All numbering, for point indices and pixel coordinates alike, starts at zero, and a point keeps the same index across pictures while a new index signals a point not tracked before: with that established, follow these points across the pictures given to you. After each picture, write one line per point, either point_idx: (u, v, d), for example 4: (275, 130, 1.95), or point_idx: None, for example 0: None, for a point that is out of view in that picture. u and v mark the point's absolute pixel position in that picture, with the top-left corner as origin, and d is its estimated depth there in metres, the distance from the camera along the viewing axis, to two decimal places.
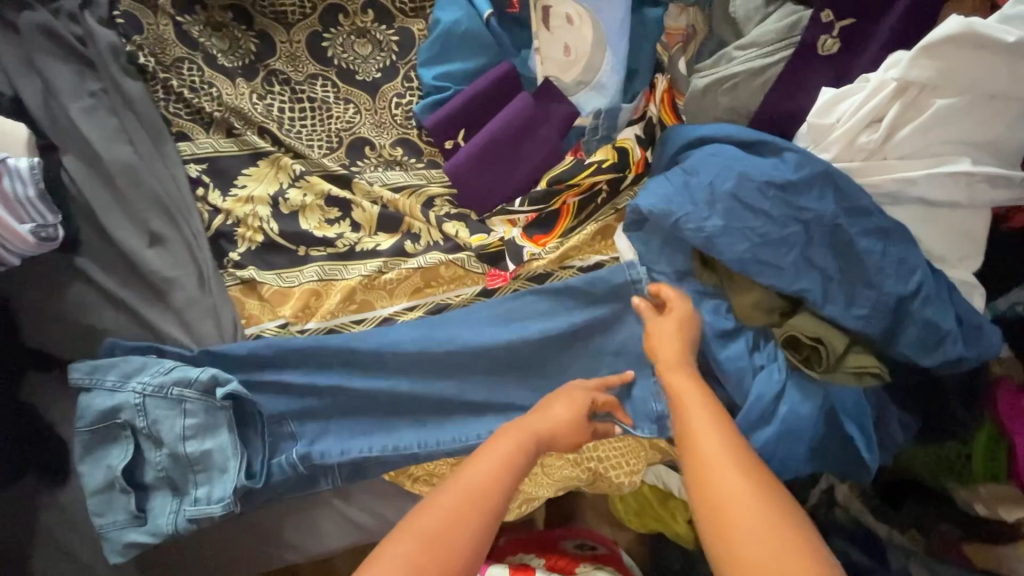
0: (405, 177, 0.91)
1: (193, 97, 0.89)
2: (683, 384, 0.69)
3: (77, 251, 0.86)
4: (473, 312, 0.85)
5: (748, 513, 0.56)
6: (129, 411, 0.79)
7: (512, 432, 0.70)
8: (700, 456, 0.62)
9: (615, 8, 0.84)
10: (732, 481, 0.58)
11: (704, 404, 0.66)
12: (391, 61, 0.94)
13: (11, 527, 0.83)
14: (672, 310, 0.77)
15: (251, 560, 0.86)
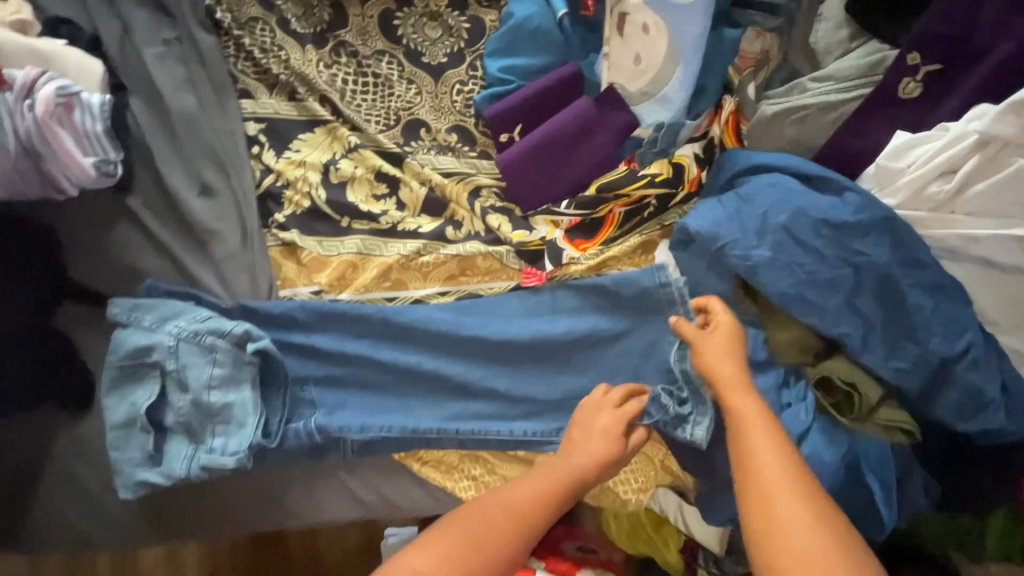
0: (455, 164, 0.90)
1: (263, 57, 0.91)
2: (750, 420, 0.66)
3: (129, 191, 0.88)
4: (505, 307, 0.86)
5: (802, 546, 0.57)
6: (161, 352, 0.80)
7: (545, 474, 0.74)
8: (757, 478, 0.62)
9: (695, 23, 0.80)
10: (789, 518, 0.59)
11: (771, 443, 0.64)
12: (459, 47, 0.92)
13: (32, 446, 0.86)
14: (720, 321, 0.73)
15: (250, 519, 0.87)
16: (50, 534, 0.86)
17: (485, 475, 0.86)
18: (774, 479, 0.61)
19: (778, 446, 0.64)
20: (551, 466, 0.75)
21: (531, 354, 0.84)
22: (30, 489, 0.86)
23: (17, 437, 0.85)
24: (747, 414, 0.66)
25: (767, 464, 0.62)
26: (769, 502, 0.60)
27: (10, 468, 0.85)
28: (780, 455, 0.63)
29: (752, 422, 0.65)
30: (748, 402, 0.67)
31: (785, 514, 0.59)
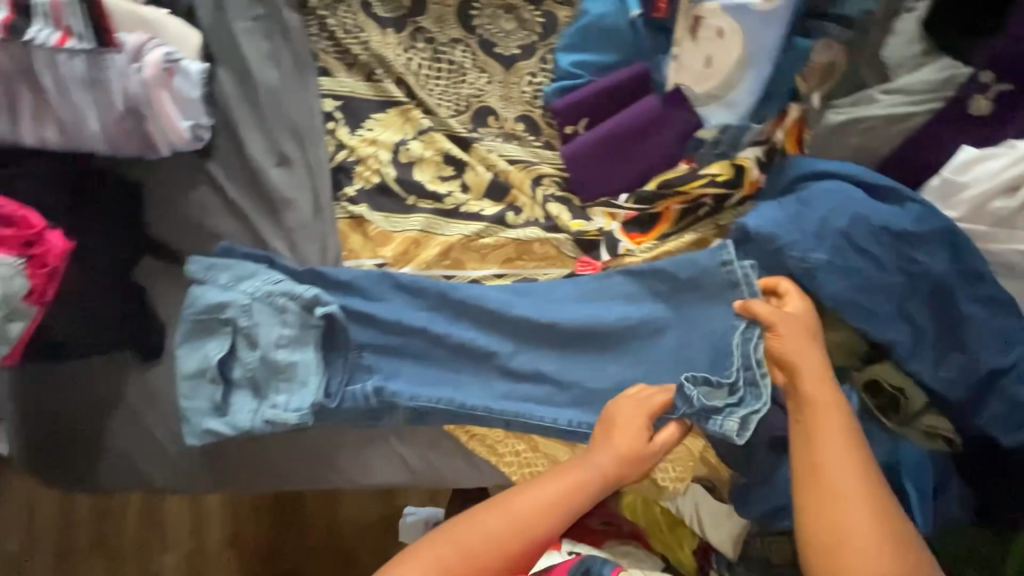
0: (520, 152, 0.94)
1: (345, 38, 0.95)
2: (827, 409, 0.70)
3: (209, 156, 0.93)
4: (558, 292, 0.89)
5: (863, 539, 0.64)
6: (235, 309, 0.85)
7: (569, 471, 0.77)
8: (825, 470, 0.67)
9: (770, 32, 0.82)
10: (853, 513, 0.65)
11: (841, 438, 0.69)
12: (532, 41, 0.95)
13: (106, 389, 0.92)
14: (793, 307, 0.76)
15: (301, 475, 0.92)
16: (119, 471, 0.93)
17: (528, 451, 0.90)
18: (838, 464, 0.67)
19: (848, 443, 0.68)
20: (561, 476, 0.77)
21: (579, 340, 0.88)
22: (102, 428, 0.92)
23: (94, 378, 0.92)
24: (822, 407, 0.70)
25: (836, 450, 0.68)
26: (834, 489, 0.66)
27: (88, 405, 0.92)
28: (848, 452, 0.68)
29: (826, 417, 0.70)
30: (825, 391, 0.71)
31: (850, 509, 0.65)
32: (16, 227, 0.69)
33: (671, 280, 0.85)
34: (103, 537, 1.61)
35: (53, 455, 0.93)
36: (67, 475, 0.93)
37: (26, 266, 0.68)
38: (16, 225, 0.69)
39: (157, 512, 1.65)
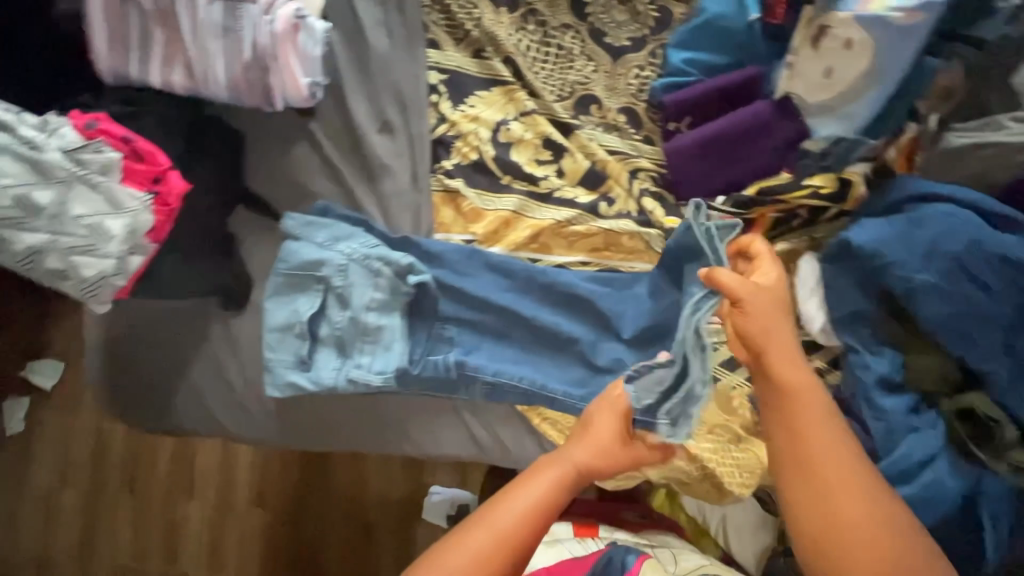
0: (619, 144, 0.94)
1: (458, 12, 0.95)
2: (796, 385, 0.72)
3: (312, 116, 0.94)
4: (644, 288, 0.90)
5: (856, 522, 0.67)
6: (331, 268, 0.86)
7: (555, 466, 0.76)
8: (815, 464, 0.69)
9: (904, 49, 0.78)
10: (849, 509, 0.67)
11: (829, 429, 0.71)
12: (643, 34, 0.95)
13: (190, 332, 0.94)
14: (763, 277, 0.75)
15: (369, 439, 0.93)
16: (193, 415, 0.95)
17: None
18: (828, 459, 0.69)
19: (837, 431, 0.70)
20: (540, 473, 0.76)
21: (643, 335, 0.88)
22: (182, 371, 0.94)
23: (180, 321, 0.94)
24: (810, 395, 0.72)
25: (807, 425, 0.71)
26: (823, 480, 0.69)
27: (172, 346, 0.94)
28: (837, 441, 0.70)
29: (814, 406, 0.71)
30: (801, 373, 0.72)
31: (841, 499, 0.68)
32: (144, 163, 0.69)
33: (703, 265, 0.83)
34: (134, 479, 1.69)
35: (131, 392, 0.96)
36: (142, 413, 0.96)
37: (152, 203, 0.69)
38: (146, 160, 0.69)
39: (189, 461, 1.68)
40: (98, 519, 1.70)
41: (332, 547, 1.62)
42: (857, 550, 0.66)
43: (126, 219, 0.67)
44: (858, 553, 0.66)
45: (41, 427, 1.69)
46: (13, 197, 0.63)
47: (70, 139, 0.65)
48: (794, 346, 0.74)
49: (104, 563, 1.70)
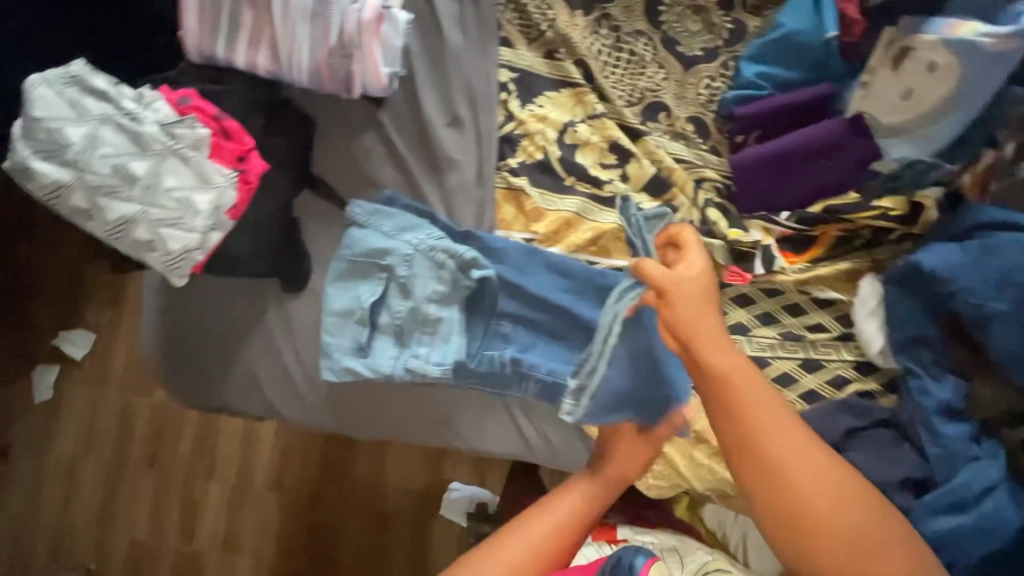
0: (686, 152, 0.94)
1: (533, 12, 0.96)
2: (734, 376, 0.73)
3: (382, 106, 0.95)
4: None
5: (811, 502, 0.71)
6: (396, 257, 0.87)
7: (588, 481, 0.86)
8: (763, 455, 0.72)
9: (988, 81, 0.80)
10: (802, 487, 0.71)
11: (770, 413, 0.73)
12: (716, 45, 0.95)
13: (246, 312, 0.94)
14: (687, 265, 0.76)
15: (416, 429, 0.94)
16: (246, 393, 0.95)
17: None
18: (772, 443, 0.72)
19: (774, 413, 0.73)
20: (580, 489, 0.86)
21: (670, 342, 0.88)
22: (236, 349, 0.95)
23: (237, 300, 0.94)
24: (741, 382, 0.73)
25: (750, 415, 0.73)
26: (776, 471, 0.72)
27: (228, 324, 0.95)
28: (776, 423, 0.73)
29: (750, 393, 0.73)
30: (729, 358, 0.74)
31: (796, 483, 0.71)
32: (230, 141, 0.71)
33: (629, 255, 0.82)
34: (156, 455, 1.69)
35: (185, 367, 0.97)
36: (193, 389, 0.97)
37: (236, 180, 0.70)
38: (232, 138, 0.71)
39: (212, 441, 1.68)
40: (119, 493, 1.70)
41: (349, 535, 1.61)
42: (821, 527, 0.70)
43: (214, 195, 0.68)
44: (822, 534, 0.70)
45: (71, 398, 1.71)
46: (111, 165, 0.63)
47: (168, 114, 0.67)
48: (721, 331, 0.75)
49: (121, 538, 1.69)
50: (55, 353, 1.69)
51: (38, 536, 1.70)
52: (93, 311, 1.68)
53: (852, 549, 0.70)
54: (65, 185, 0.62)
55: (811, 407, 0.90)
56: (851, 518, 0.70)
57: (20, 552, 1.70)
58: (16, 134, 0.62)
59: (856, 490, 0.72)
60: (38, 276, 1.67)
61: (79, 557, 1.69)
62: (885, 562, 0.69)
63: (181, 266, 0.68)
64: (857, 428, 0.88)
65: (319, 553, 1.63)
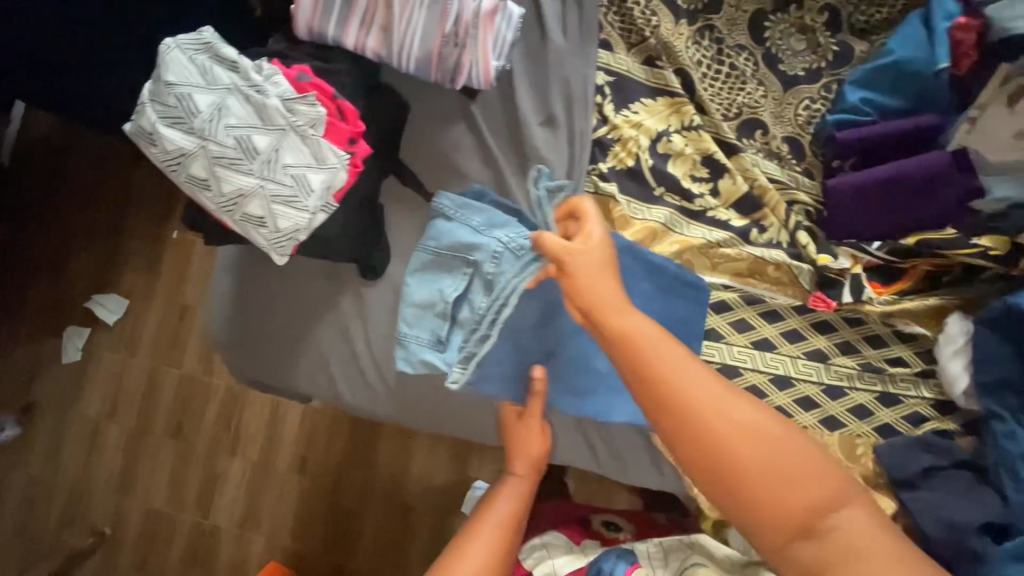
0: (779, 173, 0.93)
1: (636, 17, 0.94)
2: (628, 324, 0.66)
3: (475, 98, 0.93)
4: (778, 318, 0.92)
5: (751, 468, 0.61)
6: (484, 253, 0.84)
7: (519, 483, 0.84)
8: (687, 427, 0.63)
9: None
10: (738, 455, 0.61)
11: (696, 378, 0.63)
12: (819, 67, 0.94)
13: (323, 294, 0.93)
14: (587, 239, 0.72)
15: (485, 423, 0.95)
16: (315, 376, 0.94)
17: None
18: (699, 411, 0.62)
19: (699, 374, 0.64)
20: (492, 503, 0.81)
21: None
22: (307, 332, 0.94)
23: (314, 282, 0.94)
24: (655, 348, 0.65)
25: (654, 363, 0.64)
26: (706, 442, 0.62)
27: (302, 305, 0.94)
28: (699, 386, 0.63)
29: (666, 356, 0.64)
30: (631, 316, 0.66)
31: (736, 451, 0.61)
32: (344, 122, 0.69)
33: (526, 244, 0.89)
34: (180, 425, 1.58)
35: (251, 345, 0.95)
36: (259, 368, 0.95)
37: (348, 163, 0.68)
38: (346, 119, 0.69)
39: (236, 416, 1.57)
40: (139, 463, 1.60)
41: (367, 522, 1.50)
42: (739, 464, 0.61)
43: (327, 175, 0.66)
44: (764, 497, 0.61)
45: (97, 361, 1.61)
46: (235, 138, 0.62)
47: (290, 89, 0.65)
48: (622, 292, 0.69)
49: (136, 506, 1.59)
50: (87, 313, 1.61)
51: (53, 498, 1.61)
52: (129, 276, 1.59)
53: (785, 488, 0.61)
54: (188, 153, 0.62)
55: (886, 441, 0.89)
56: (765, 446, 0.62)
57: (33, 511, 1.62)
58: (144, 98, 0.62)
59: (785, 437, 0.63)
60: (78, 232, 1.60)
61: (93, 522, 1.60)
62: (800, 486, 0.61)
63: (286, 245, 0.66)
64: (932, 466, 0.87)
65: (336, 540, 1.51)
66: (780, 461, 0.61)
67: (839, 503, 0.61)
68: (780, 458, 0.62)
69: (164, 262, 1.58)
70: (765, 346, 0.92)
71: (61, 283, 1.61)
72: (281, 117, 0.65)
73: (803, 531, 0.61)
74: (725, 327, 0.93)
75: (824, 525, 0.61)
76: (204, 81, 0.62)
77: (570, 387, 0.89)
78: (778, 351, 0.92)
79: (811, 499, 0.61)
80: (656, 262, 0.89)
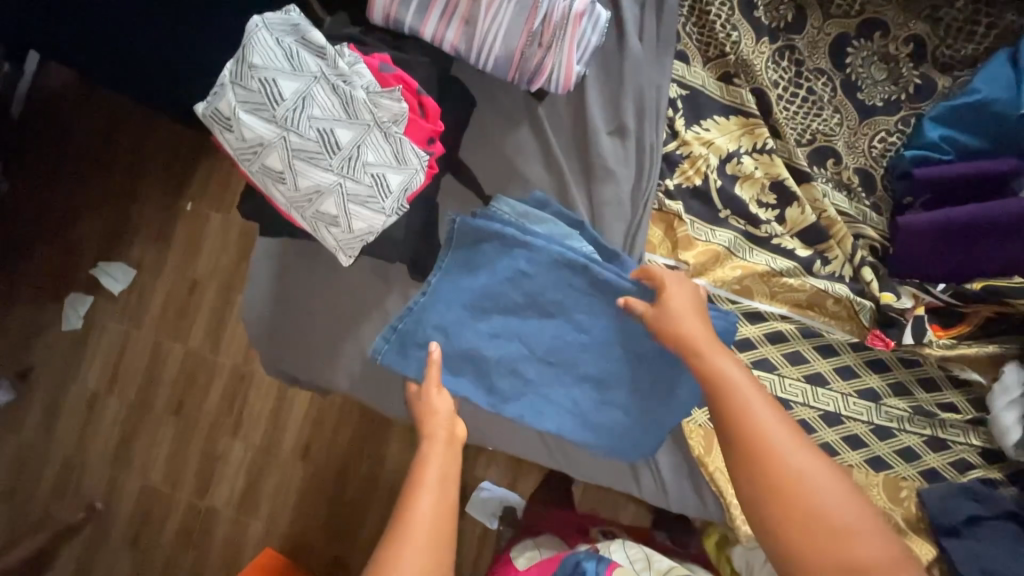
0: (847, 205, 0.92)
1: (717, 29, 0.90)
2: (708, 358, 0.71)
3: (543, 100, 0.89)
4: (829, 351, 0.90)
5: (827, 540, 0.59)
6: (537, 257, 0.83)
7: (434, 444, 0.75)
8: (769, 486, 0.62)
9: None
10: (816, 520, 0.60)
11: (783, 434, 0.65)
12: (898, 99, 0.92)
13: (368, 292, 0.90)
14: (676, 293, 0.76)
15: (503, 431, 0.91)
16: (350, 381, 0.91)
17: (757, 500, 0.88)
18: (783, 472, 0.62)
19: (785, 434, 0.65)
20: (420, 471, 0.72)
21: (555, 351, 0.85)
22: (349, 331, 0.90)
23: (360, 279, 0.90)
24: (751, 402, 0.67)
25: (728, 392, 0.68)
26: (788, 505, 0.61)
27: (345, 303, 0.90)
28: (788, 445, 0.64)
29: (761, 412, 0.66)
30: (721, 361, 0.70)
31: (812, 513, 0.60)
32: (425, 120, 0.73)
33: (501, 243, 0.83)
34: (181, 403, 1.38)
35: (287, 338, 0.90)
36: (293, 364, 0.91)
37: (427, 164, 0.72)
38: (426, 116, 0.74)
39: (242, 397, 1.37)
40: (135, 440, 1.39)
41: (373, 511, 1.32)
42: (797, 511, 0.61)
43: (405, 177, 0.70)
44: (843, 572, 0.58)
45: (99, 331, 1.40)
46: (317, 131, 0.66)
47: (375, 82, 0.68)
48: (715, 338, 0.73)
49: (132, 482, 1.39)
50: (90, 280, 1.40)
51: (43, 472, 1.40)
52: (138, 241, 1.39)
53: (833, 540, 0.59)
54: (267, 143, 0.64)
55: (930, 486, 0.88)
56: (829, 504, 0.60)
57: (17, 488, 1.40)
58: (227, 79, 0.63)
59: (861, 511, 0.61)
60: (88, 184, 1.40)
61: (86, 494, 1.39)
62: (853, 545, 0.59)
63: (356, 245, 0.70)
64: (977, 516, 0.86)
65: (338, 528, 1.33)
66: (845, 525, 0.59)
67: (895, 574, 0.58)
68: (840, 517, 0.60)
69: (176, 232, 1.38)
70: (817, 381, 0.90)
71: (62, 245, 1.40)
72: (369, 114, 0.68)
73: None
74: (778, 358, 0.90)
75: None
76: (290, 68, 0.65)
77: (486, 385, 0.85)
78: (830, 388, 0.90)
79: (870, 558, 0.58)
80: (596, 270, 0.82)
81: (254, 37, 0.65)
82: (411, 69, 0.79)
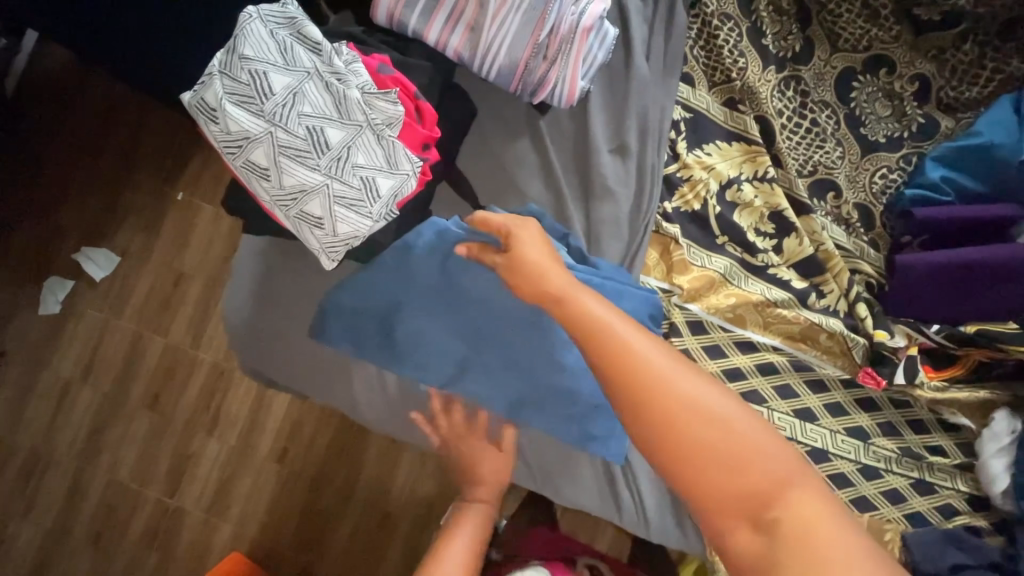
0: (845, 240, 0.91)
1: (725, 53, 0.89)
2: (572, 302, 0.59)
3: (545, 113, 0.88)
4: (820, 386, 0.89)
5: (722, 467, 0.49)
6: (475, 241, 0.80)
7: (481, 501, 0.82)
8: (653, 421, 0.51)
9: None
10: (711, 447, 0.50)
11: (661, 362, 0.53)
12: (901, 136, 0.91)
13: None
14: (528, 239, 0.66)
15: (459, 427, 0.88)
16: (328, 386, 0.88)
17: None
18: (666, 403, 0.51)
19: (659, 361, 0.53)
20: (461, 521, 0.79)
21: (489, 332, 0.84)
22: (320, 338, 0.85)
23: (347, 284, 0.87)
24: (618, 334, 0.55)
25: (587, 328, 0.56)
26: (676, 440, 0.50)
27: None
28: (665, 371, 0.53)
29: (632, 343, 0.54)
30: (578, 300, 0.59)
31: (704, 442, 0.50)
32: (422, 125, 0.71)
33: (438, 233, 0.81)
34: (156, 397, 1.34)
35: (268, 339, 0.87)
36: (271, 365, 0.88)
37: (420, 169, 0.70)
38: (423, 122, 0.72)
39: (218, 395, 1.32)
40: (105, 433, 1.34)
41: (342, 519, 1.28)
42: (684, 445, 0.50)
43: (396, 182, 0.68)
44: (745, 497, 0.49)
45: (76, 317, 1.36)
46: (306, 129, 0.64)
47: (370, 83, 0.67)
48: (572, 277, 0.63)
49: (98, 475, 1.33)
50: (72, 265, 1.36)
51: (5, 459, 1.34)
52: (125, 228, 1.36)
53: (730, 472, 0.49)
54: (253, 138, 0.62)
55: (916, 531, 0.85)
56: (721, 431, 0.50)
57: None
58: (215, 70, 0.62)
59: (758, 430, 0.51)
60: (78, 166, 1.36)
61: (51, 485, 1.34)
62: (750, 466, 0.49)
63: (340, 249, 0.68)
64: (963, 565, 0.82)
65: (307, 536, 1.29)
66: (742, 445, 0.50)
67: (795, 491, 0.49)
68: (734, 438, 0.50)
69: (165, 222, 1.35)
70: (806, 416, 0.88)
71: (45, 226, 1.36)
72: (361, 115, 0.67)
73: (750, 520, 0.49)
74: (768, 391, 0.88)
75: (767, 514, 0.48)
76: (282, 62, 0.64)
77: (417, 363, 0.84)
78: (819, 424, 0.88)
79: (766, 478, 0.49)
80: None
81: (248, 28, 0.64)
82: (411, 71, 0.77)
